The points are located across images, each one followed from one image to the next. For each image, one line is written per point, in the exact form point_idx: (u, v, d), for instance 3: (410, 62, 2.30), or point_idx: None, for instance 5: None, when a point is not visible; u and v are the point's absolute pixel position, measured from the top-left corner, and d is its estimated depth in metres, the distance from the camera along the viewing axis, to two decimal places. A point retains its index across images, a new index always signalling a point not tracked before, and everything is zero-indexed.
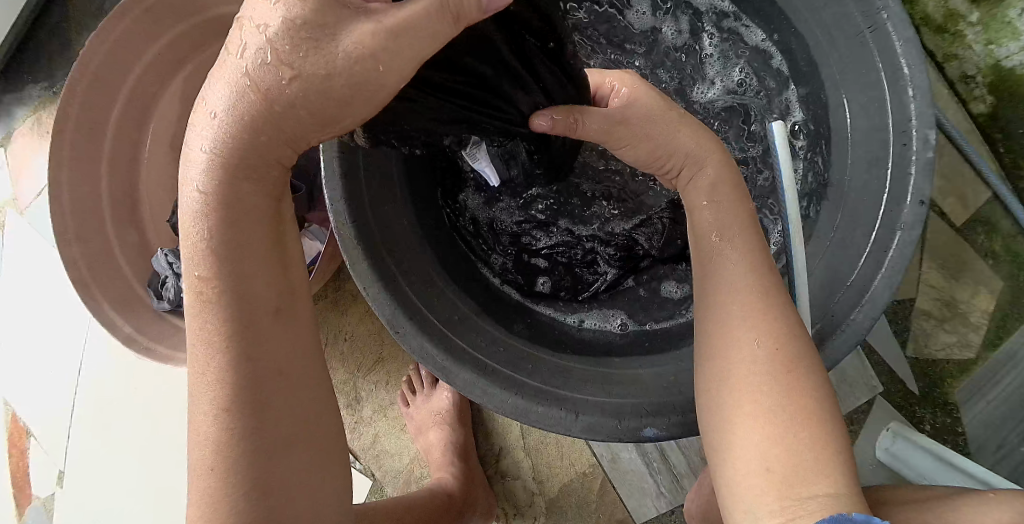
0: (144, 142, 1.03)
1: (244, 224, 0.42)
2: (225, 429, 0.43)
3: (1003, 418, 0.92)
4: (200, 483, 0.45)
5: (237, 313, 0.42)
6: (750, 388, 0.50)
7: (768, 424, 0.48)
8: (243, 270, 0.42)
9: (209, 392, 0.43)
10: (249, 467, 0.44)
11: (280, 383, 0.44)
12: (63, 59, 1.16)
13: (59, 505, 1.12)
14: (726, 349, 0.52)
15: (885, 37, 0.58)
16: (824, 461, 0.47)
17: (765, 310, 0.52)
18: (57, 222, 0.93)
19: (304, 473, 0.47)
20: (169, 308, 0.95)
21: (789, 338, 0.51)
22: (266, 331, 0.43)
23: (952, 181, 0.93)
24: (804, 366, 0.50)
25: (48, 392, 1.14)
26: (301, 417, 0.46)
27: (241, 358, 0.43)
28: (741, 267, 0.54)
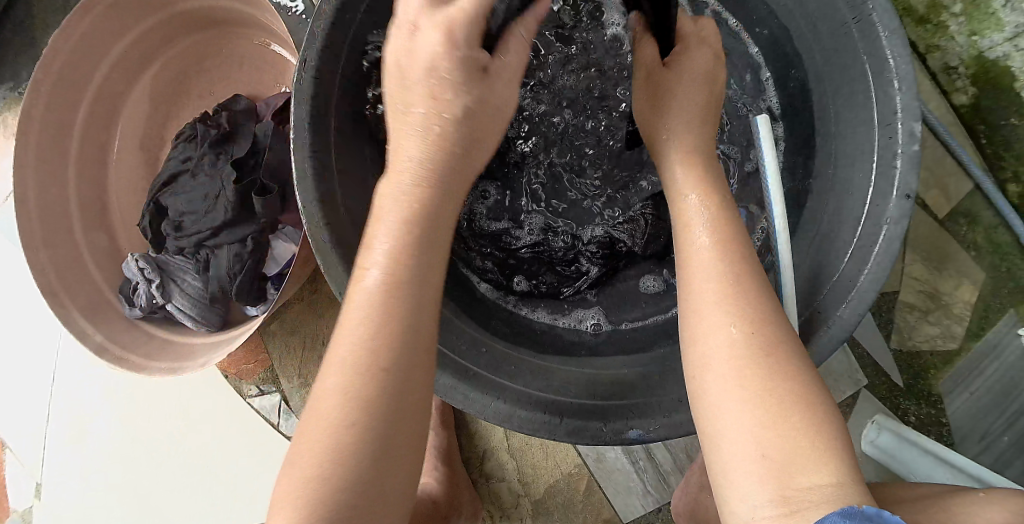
0: (113, 144, 1.00)
1: (430, 218, 0.50)
2: (364, 380, 0.45)
3: (985, 409, 0.93)
4: (314, 440, 0.44)
5: (414, 292, 0.48)
6: (734, 374, 0.47)
7: (758, 408, 0.46)
8: (430, 262, 0.50)
9: (368, 351, 0.46)
10: (382, 429, 0.45)
11: (425, 366, 0.48)
12: (27, 58, 1.12)
13: (38, 518, 1.07)
14: (705, 336, 0.50)
15: (870, 28, 0.57)
16: (821, 444, 0.43)
17: (738, 293, 0.50)
18: (23, 227, 0.88)
19: (409, 449, 0.46)
20: (142, 315, 0.92)
21: (767, 319, 0.49)
22: (427, 316, 0.49)
23: (935, 173, 0.92)
24: (787, 345, 0.48)
25: (21, 403, 1.09)
26: (422, 398, 0.48)
27: (410, 327, 0.47)
28: (712, 253, 0.53)
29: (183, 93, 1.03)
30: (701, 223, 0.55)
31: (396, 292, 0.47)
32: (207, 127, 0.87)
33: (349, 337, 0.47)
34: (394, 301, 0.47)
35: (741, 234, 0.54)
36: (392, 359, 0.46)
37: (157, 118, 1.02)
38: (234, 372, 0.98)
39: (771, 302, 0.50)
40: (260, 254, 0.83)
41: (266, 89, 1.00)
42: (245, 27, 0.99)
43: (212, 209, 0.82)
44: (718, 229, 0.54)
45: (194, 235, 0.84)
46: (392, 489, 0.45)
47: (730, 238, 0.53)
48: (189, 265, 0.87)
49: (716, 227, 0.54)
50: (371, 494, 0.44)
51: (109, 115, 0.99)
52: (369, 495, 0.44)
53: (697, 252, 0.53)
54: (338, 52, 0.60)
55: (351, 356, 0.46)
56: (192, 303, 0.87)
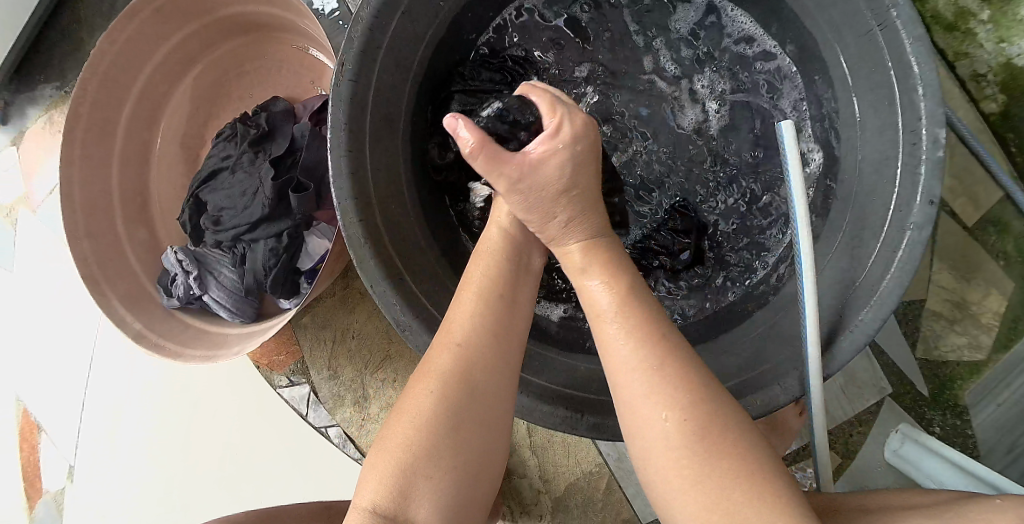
0: (155, 141, 1.05)
1: (508, 251, 0.63)
2: (451, 375, 0.55)
3: (1015, 421, 0.91)
4: (403, 431, 0.54)
5: (487, 297, 0.59)
6: (672, 461, 0.49)
7: (698, 492, 0.48)
8: (499, 276, 0.61)
9: (443, 354, 0.56)
10: (439, 424, 0.54)
11: (488, 369, 0.56)
12: (75, 60, 1.18)
13: (71, 499, 1.12)
14: (638, 425, 0.51)
15: (895, 34, 0.57)
16: (767, 509, 0.47)
17: (663, 382, 0.51)
18: (68, 220, 0.92)
19: (458, 442, 0.54)
20: (179, 306, 0.95)
21: (701, 407, 0.50)
22: (497, 319, 0.58)
23: (964, 182, 0.92)
24: (715, 426, 0.49)
25: (59, 390, 1.14)
26: (486, 391, 0.55)
27: (473, 325, 0.57)
28: (623, 338, 0.53)
29: (222, 94, 1.07)
30: (609, 309, 0.55)
31: (488, 297, 0.59)
32: (246, 126, 0.90)
33: (443, 340, 0.57)
34: (483, 317, 0.57)
35: (656, 316, 0.55)
36: (476, 363, 0.55)
37: (198, 117, 1.06)
38: (266, 363, 1.00)
39: (704, 383, 0.51)
40: (294, 248, 0.86)
41: (303, 91, 1.04)
42: (284, 32, 1.02)
43: (250, 205, 0.85)
44: (628, 311, 0.55)
45: (231, 229, 0.87)
46: (459, 471, 0.54)
47: (642, 319, 0.54)
48: (226, 258, 0.91)
49: (624, 307, 0.55)
50: (445, 475, 0.53)
51: (151, 115, 1.04)
52: (445, 477, 0.53)
53: (610, 338, 0.54)
54: (373, 56, 0.62)
55: (437, 357, 0.56)
56: (227, 294, 0.90)
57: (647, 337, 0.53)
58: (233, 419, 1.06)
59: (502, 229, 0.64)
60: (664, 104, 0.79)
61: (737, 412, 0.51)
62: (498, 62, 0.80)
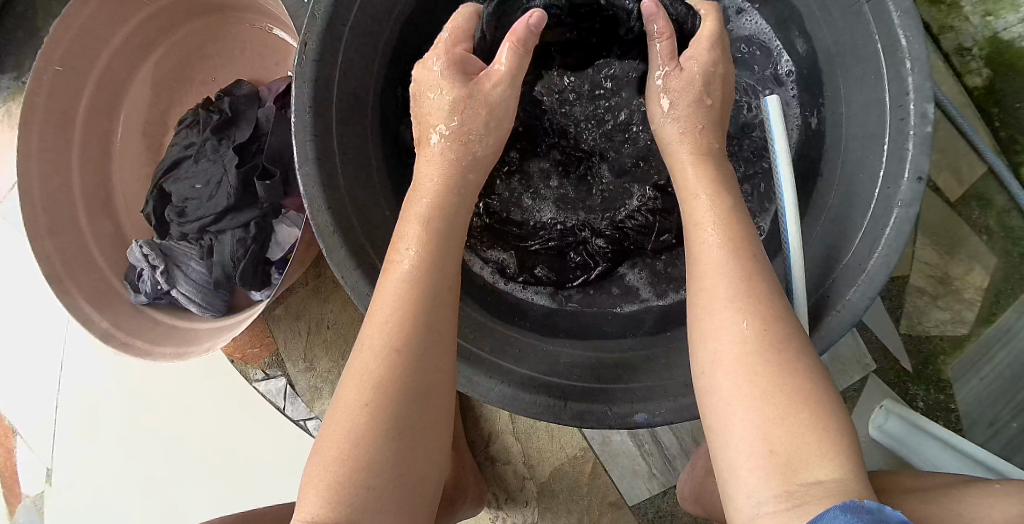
0: (117, 131, 1.01)
1: (449, 216, 0.58)
2: (388, 371, 0.50)
3: (997, 395, 0.92)
4: (338, 437, 0.49)
5: (424, 280, 0.53)
6: (742, 369, 0.45)
7: (762, 408, 0.44)
8: (439, 250, 0.56)
9: (375, 348, 0.51)
10: (377, 428, 0.48)
11: (428, 361, 0.51)
12: (30, 47, 1.13)
13: (49, 502, 1.09)
14: (711, 335, 0.48)
15: (881, 6, 0.55)
16: (828, 441, 0.42)
17: (749, 291, 0.48)
18: (27, 216, 0.88)
19: (400, 445, 0.49)
20: (147, 302, 0.92)
21: (778, 316, 0.47)
22: (439, 306, 0.53)
23: (947, 156, 0.91)
24: (794, 344, 0.46)
25: (31, 392, 1.10)
26: (425, 388, 0.51)
27: (411, 313, 0.52)
28: (720, 243, 0.52)
29: (185, 80, 1.02)
30: (708, 219, 0.54)
31: (424, 277, 0.54)
32: (209, 113, 0.86)
33: (375, 333, 0.51)
34: (421, 297, 0.52)
35: (752, 232, 0.53)
36: (416, 352, 0.51)
37: (160, 104, 1.02)
38: (240, 356, 0.97)
39: (781, 299, 0.49)
40: (263, 239, 0.83)
41: (267, 73, 0.99)
42: (248, 12, 0.98)
43: (215, 194, 0.82)
44: (724, 223, 0.54)
45: (197, 221, 0.83)
46: (401, 475, 0.49)
47: (741, 236, 0.52)
48: (194, 251, 0.87)
49: (723, 221, 0.54)
50: (386, 478, 0.48)
51: (111, 102, 0.99)
52: (390, 477, 0.48)
53: (705, 247, 0.52)
54: (338, 34, 0.59)
55: (373, 356, 0.50)
56: (196, 289, 0.87)
57: (741, 248, 0.51)
58: (211, 415, 1.03)
59: (437, 189, 0.59)
60: None
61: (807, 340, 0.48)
62: None
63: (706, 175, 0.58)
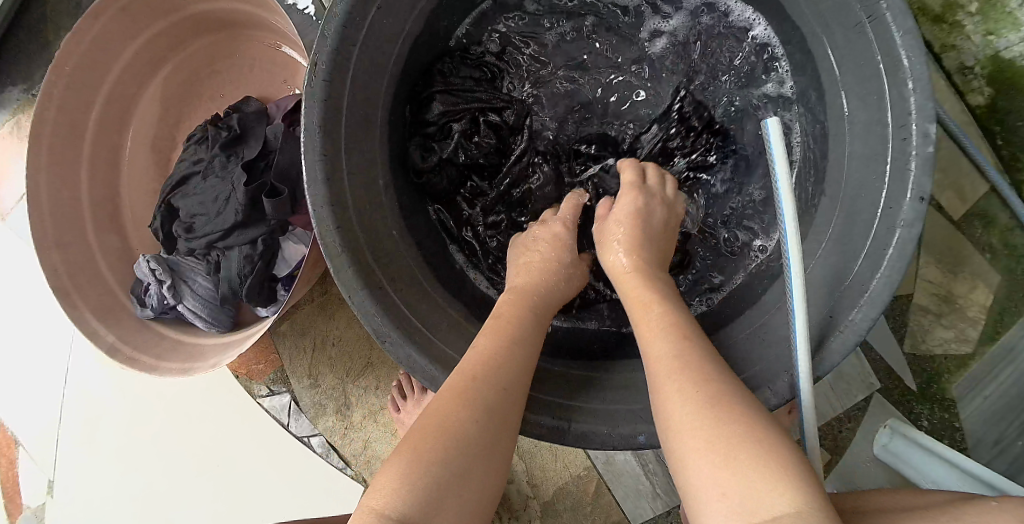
0: (125, 145, 1.02)
1: (553, 284, 0.65)
2: (487, 377, 0.53)
3: (1002, 413, 0.91)
4: (429, 431, 0.49)
5: (527, 323, 0.60)
6: (687, 427, 0.46)
7: (710, 455, 0.44)
8: (542, 308, 0.63)
9: (477, 360, 0.54)
10: (472, 425, 0.50)
11: (521, 382, 0.55)
12: (40, 62, 1.14)
13: (50, 515, 1.08)
14: (659, 404, 0.50)
15: (885, 29, 0.55)
16: (778, 476, 0.41)
17: (682, 362, 0.50)
18: (36, 229, 0.89)
19: (484, 449, 0.50)
20: (154, 316, 0.92)
21: (711, 377, 0.49)
22: (536, 345, 0.59)
23: (949, 175, 0.91)
24: (730, 395, 0.47)
25: (36, 403, 1.11)
26: (514, 404, 0.53)
27: (513, 343, 0.57)
28: (660, 328, 0.54)
29: (194, 96, 1.04)
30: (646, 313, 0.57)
31: (526, 321, 0.60)
32: (218, 129, 0.87)
33: (478, 364, 0.54)
34: (524, 352, 0.57)
35: (686, 317, 0.56)
36: (515, 392, 0.54)
37: (169, 119, 1.03)
38: (245, 372, 0.98)
39: (716, 365, 0.51)
40: (270, 256, 0.83)
41: (275, 90, 1.01)
42: (256, 30, 1.00)
43: (223, 210, 0.83)
44: (662, 306, 0.57)
45: (204, 236, 0.84)
46: (481, 481, 0.49)
47: (679, 321, 0.55)
48: (201, 267, 0.88)
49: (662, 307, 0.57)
50: (469, 499, 0.47)
51: (121, 116, 1.00)
52: (471, 499, 0.47)
53: (646, 335, 0.55)
54: (348, 53, 0.60)
55: (476, 383, 0.52)
56: (203, 304, 0.88)
57: (676, 327, 0.54)
58: (215, 429, 1.03)
59: (543, 265, 0.66)
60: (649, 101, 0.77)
61: (750, 395, 0.49)
62: (477, 58, 0.78)
63: (641, 267, 0.61)
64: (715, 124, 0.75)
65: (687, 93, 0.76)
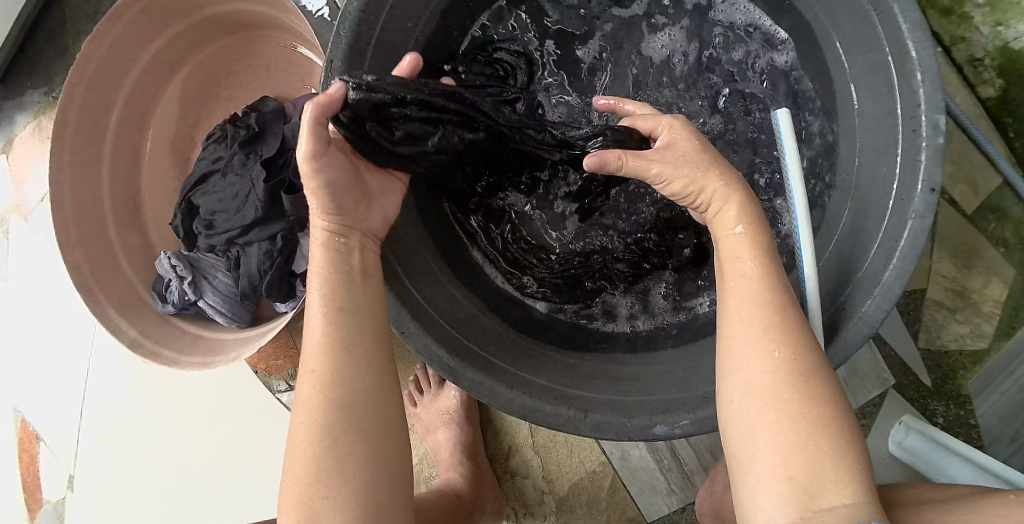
0: (145, 146, 1.03)
1: (337, 251, 0.57)
2: (321, 398, 0.52)
3: (1018, 410, 0.90)
4: (296, 473, 0.51)
5: (334, 307, 0.54)
6: (770, 398, 0.47)
7: (786, 436, 0.46)
8: (341, 277, 0.55)
9: (311, 378, 0.53)
10: (325, 455, 0.50)
11: (351, 384, 0.52)
12: (62, 65, 1.16)
13: (71, 509, 1.11)
14: (744, 359, 0.49)
15: (892, 19, 0.56)
16: (844, 468, 0.45)
17: (783, 322, 0.49)
18: (59, 228, 0.91)
19: (352, 472, 0.50)
20: (175, 312, 0.94)
21: (805, 347, 0.49)
22: (347, 329, 0.54)
23: (962, 168, 0.91)
24: (822, 373, 0.48)
25: (57, 398, 1.13)
26: (360, 409, 0.52)
27: (330, 342, 0.53)
28: (754, 277, 0.52)
29: (212, 96, 1.05)
30: (745, 256, 0.53)
31: (336, 306, 0.54)
32: (236, 127, 0.89)
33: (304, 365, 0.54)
34: (346, 329, 0.54)
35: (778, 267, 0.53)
36: (338, 373, 0.52)
37: (188, 120, 1.05)
38: (263, 369, 1.00)
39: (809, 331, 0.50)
40: (289, 251, 0.85)
41: (292, 89, 1.02)
42: (272, 31, 1.01)
43: (243, 206, 0.84)
44: (759, 253, 0.53)
45: (225, 233, 0.86)
46: (362, 500, 0.50)
47: (776, 270, 0.52)
48: (221, 263, 0.90)
49: (757, 251, 0.53)
50: (347, 498, 0.50)
51: (141, 117, 1.02)
52: (345, 495, 0.50)
53: (737, 277, 0.53)
54: (364, 52, 0.61)
55: (312, 396, 0.52)
56: (223, 299, 0.90)
57: (773, 280, 0.51)
58: (234, 426, 1.05)
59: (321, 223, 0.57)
60: (660, 95, 0.77)
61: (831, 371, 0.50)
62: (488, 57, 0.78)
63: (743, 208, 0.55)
64: (724, 119, 0.76)
65: (697, 90, 0.76)
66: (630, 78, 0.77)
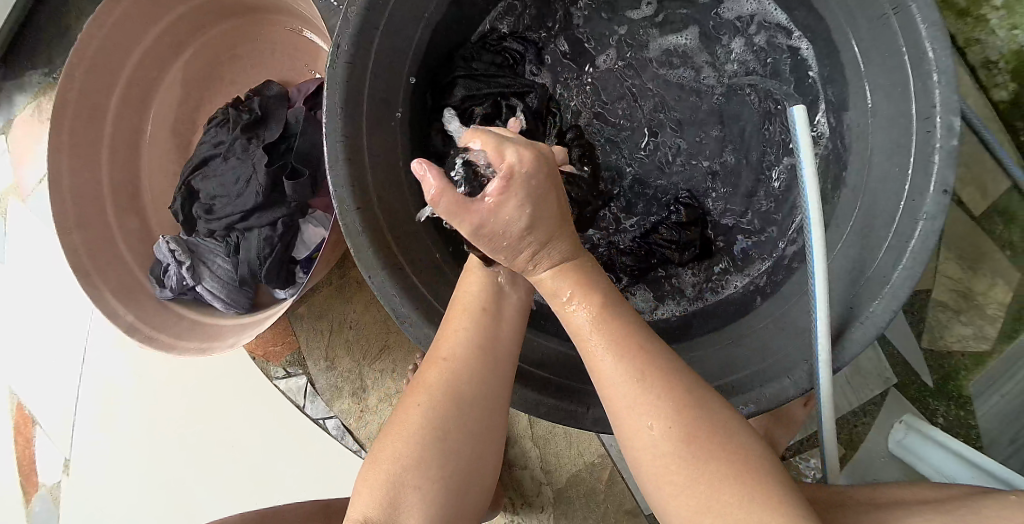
0: (146, 128, 1.02)
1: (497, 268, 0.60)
2: (443, 389, 0.55)
3: (1018, 413, 0.90)
4: (396, 441, 0.54)
5: (482, 312, 0.58)
6: (662, 464, 0.48)
7: (690, 495, 0.47)
8: (499, 292, 0.59)
9: (440, 363, 0.56)
10: (430, 436, 0.54)
11: (474, 385, 0.56)
12: (62, 44, 1.15)
13: (66, 493, 1.10)
14: (626, 435, 0.50)
15: (910, 19, 0.55)
16: (755, 519, 0.45)
17: (647, 397, 0.48)
18: (57, 210, 0.90)
19: (448, 459, 0.54)
20: (172, 297, 0.93)
21: (681, 411, 0.48)
22: (485, 335, 0.57)
23: (973, 170, 0.90)
24: (707, 433, 0.47)
25: (53, 382, 1.12)
26: (475, 409, 0.56)
27: (468, 340, 0.56)
28: (607, 355, 0.50)
29: (215, 79, 1.04)
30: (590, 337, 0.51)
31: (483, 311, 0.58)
32: (239, 111, 0.88)
33: (435, 356, 0.57)
34: (485, 333, 0.57)
35: (637, 337, 0.51)
36: (468, 378, 0.55)
37: (189, 103, 1.04)
38: (262, 354, 0.99)
39: (685, 394, 0.49)
40: (289, 238, 0.84)
41: (296, 74, 1.01)
42: (279, 14, 1.00)
43: (243, 192, 0.83)
44: (610, 333, 0.51)
45: (224, 218, 0.85)
46: (449, 486, 0.54)
47: (627, 342, 0.50)
48: (220, 248, 0.89)
49: (607, 329, 0.51)
50: (437, 492, 0.53)
51: (142, 100, 1.01)
52: (435, 489, 0.53)
53: (596, 366, 0.51)
54: (371, 37, 0.60)
55: (435, 379, 0.56)
56: (221, 285, 0.88)
57: (627, 358, 0.50)
58: (231, 413, 1.04)
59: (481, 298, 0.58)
60: (671, 84, 0.76)
61: (730, 419, 0.49)
62: (497, 44, 0.78)
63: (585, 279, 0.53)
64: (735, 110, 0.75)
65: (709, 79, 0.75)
66: (639, 68, 0.77)
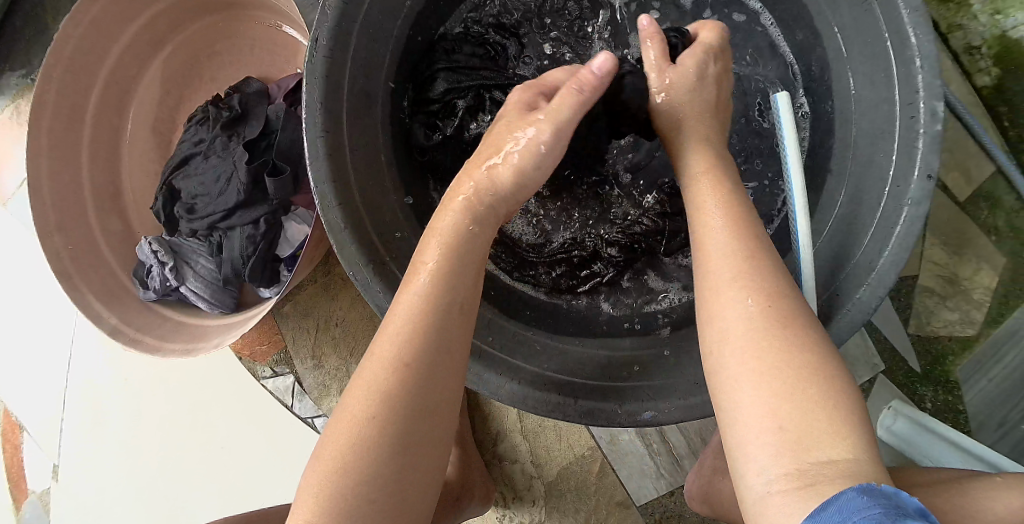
0: (126, 128, 1.01)
1: (465, 240, 0.55)
2: (397, 384, 0.48)
3: (1004, 396, 0.91)
4: (340, 447, 0.47)
5: (444, 295, 0.51)
6: (751, 346, 0.45)
7: (775, 380, 0.43)
8: (465, 273, 0.53)
9: (394, 355, 0.49)
10: (380, 439, 0.47)
11: (432, 381, 0.49)
12: (39, 46, 1.13)
13: (55, 500, 1.09)
14: (718, 313, 0.48)
15: (892, 7, 0.55)
16: (838, 418, 0.41)
17: (753, 268, 0.48)
18: (37, 213, 0.88)
19: (403, 467, 0.48)
20: (156, 298, 0.92)
21: (782, 290, 0.47)
22: (446, 321, 0.51)
23: (956, 156, 0.90)
24: (801, 318, 0.46)
25: (39, 387, 1.11)
26: (432, 407, 0.49)
27: (425, 328, 0.50)
28: (723, 225, 0.51)
29: (194, 77, 1.03)
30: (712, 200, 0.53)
31: (446, 296, 0.51)
32: (219, 108, 0.86)
33: (388, 342, 0.50)
34: (446, 318, 0.51)
35: (757, 219, 0.52)
36: (428, 373, 0.49)
37: (169, 101, 1.03)
38: (248, 354, 0.98)
39: (785, 281, 0.48)
40: (272, 236, 0.83)
41: (276, 70, 1.00)
42: (258, 10, 0.99)
43: (225, 190, 0.82)
44: (731, 211, 0.52)
45: (206, 218, 0.84)
46: (405, 494, 0.48)
47: (743, 218, 0.52)
48: (203, 248, 0.87)
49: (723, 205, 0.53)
50: (389, 508, 0.47)
51: (121, 99, 0.99)
52: (383, 502, 0.46)
53: (706, 233, 0.52)
54: (349, 30, 0.59)
55: (386, 372, 0.49)
56: (205, 285, 0.87)
57: (745, 231, 0.51)
58: (220, 413, 1.03)
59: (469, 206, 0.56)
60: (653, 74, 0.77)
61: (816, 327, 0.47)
62: (478, 35, 0.77)
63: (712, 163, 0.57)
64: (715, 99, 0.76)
65: None
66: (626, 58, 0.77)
